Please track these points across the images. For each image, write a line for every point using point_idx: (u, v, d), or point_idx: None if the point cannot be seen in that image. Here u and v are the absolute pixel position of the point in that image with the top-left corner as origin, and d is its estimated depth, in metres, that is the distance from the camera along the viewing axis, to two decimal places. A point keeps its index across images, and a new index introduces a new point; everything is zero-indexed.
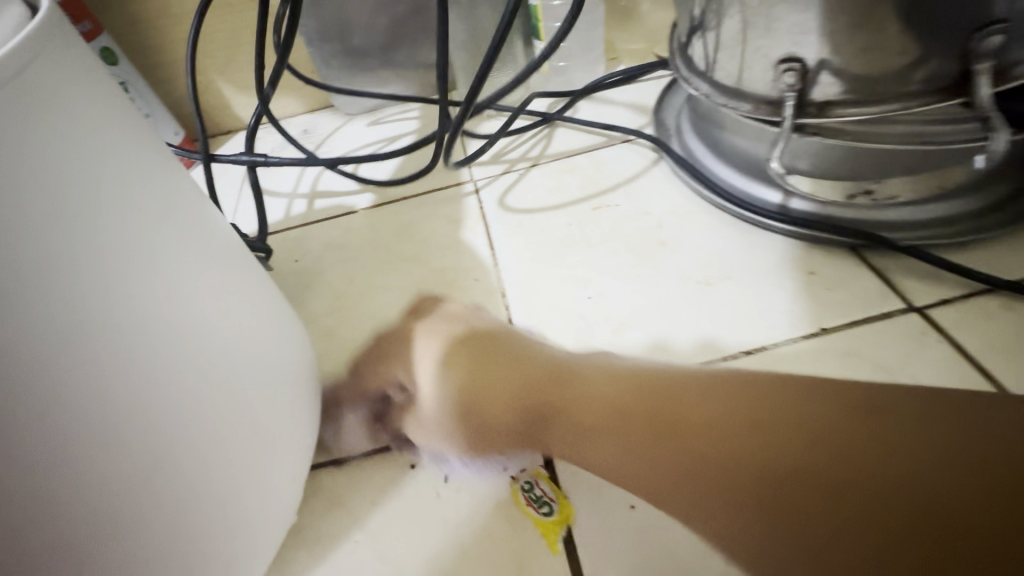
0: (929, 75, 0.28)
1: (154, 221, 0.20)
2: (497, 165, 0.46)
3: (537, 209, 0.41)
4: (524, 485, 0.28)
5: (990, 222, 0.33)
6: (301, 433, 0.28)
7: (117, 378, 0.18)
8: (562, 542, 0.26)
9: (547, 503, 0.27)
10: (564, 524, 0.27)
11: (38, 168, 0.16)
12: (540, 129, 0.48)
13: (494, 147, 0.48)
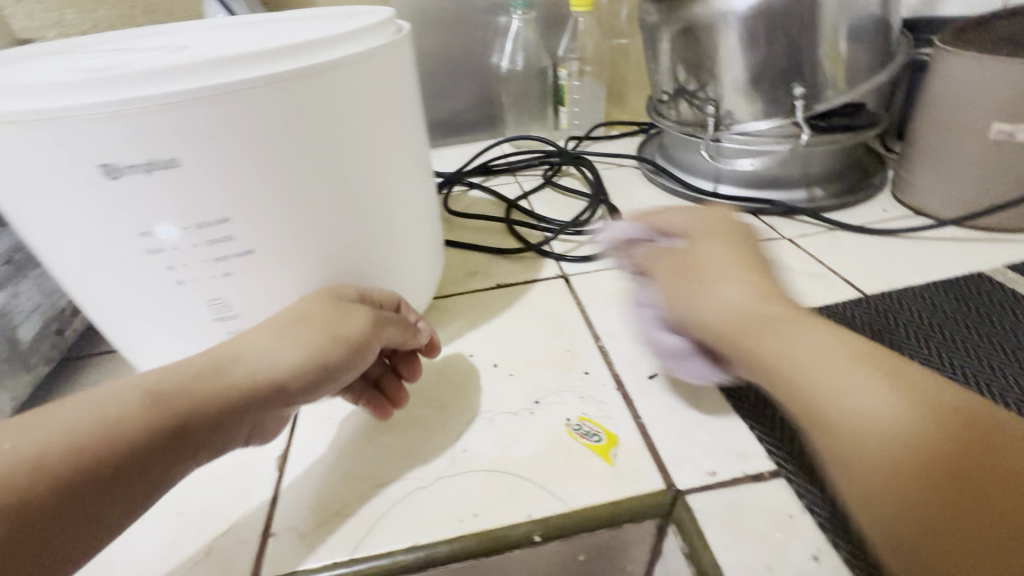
0: (778, 107, 0.54)
1: (363, 124, 0.31)
2: (544, 193, 0.67)
3: (563, 205, 0.64)
4: (574, 426, 0.35)
5: (826, 200, 0.58)
6: (432, 267, 0.44)
7: (313, 233, 0.31)
8: (614, 456, 0.32)
9: (595, 434, 0.34)
10: (611, 446, 0.33)
11: (290, 156, 0.28)
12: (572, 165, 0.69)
13: (543, 181, 0.68)
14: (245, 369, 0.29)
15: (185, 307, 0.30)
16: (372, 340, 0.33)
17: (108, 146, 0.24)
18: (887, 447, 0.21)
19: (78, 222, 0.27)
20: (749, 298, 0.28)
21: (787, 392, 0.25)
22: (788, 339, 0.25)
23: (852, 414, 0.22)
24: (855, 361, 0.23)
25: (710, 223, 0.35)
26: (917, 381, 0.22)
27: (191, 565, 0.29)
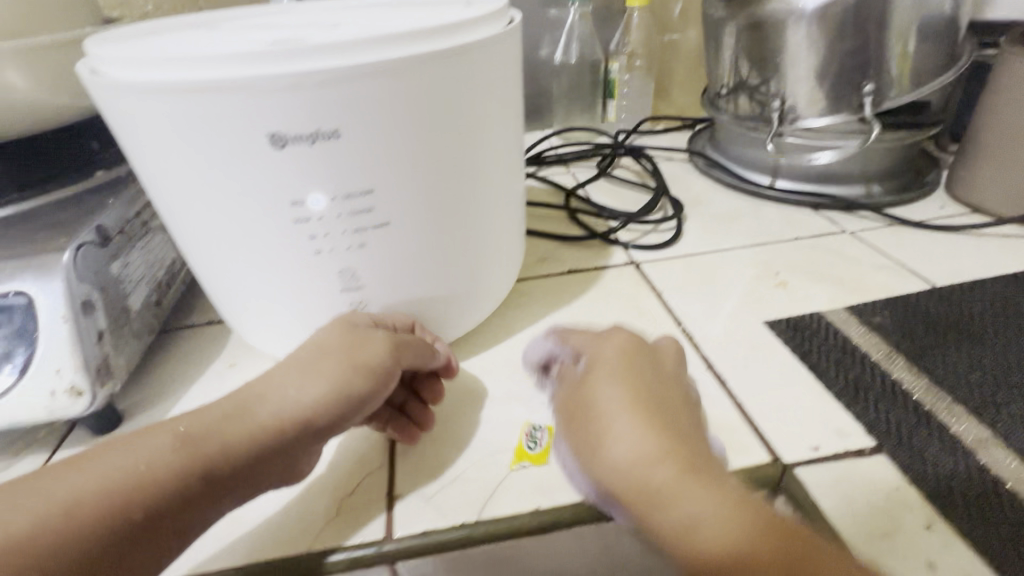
0: (846, 103, 0.55)
1: (493, 103, 0.32)
2: (600, 183, 0.68)
3: (621, 195, 0.65)
4: None
5: (885, 196, 0.59)
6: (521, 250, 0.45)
7: (441, 209, 0.32)
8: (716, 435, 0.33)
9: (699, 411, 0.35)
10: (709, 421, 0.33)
11: (435, 132, 0.29)
12: (626, 157, 0.71)
13: (598, 172, 0.70)
14: (274, 408, 0.31)
15: (315, 275, 0.31)
16: (392, 366, 0.33)
17: (279, 117, 0.25)
18: (728, 542, 0.24)
19: (232, 189, 0.28)
20: (642, 450, 0.27)
21: (636, 499, 0.26)
22: (680, 511, 0.25)
23: (725, 533, 0.24)
24: (694, 455, 0.27)
25: (615, 355, 0.32)
26: (718, 500, 0.25)
27: (323, 523, 0.30)
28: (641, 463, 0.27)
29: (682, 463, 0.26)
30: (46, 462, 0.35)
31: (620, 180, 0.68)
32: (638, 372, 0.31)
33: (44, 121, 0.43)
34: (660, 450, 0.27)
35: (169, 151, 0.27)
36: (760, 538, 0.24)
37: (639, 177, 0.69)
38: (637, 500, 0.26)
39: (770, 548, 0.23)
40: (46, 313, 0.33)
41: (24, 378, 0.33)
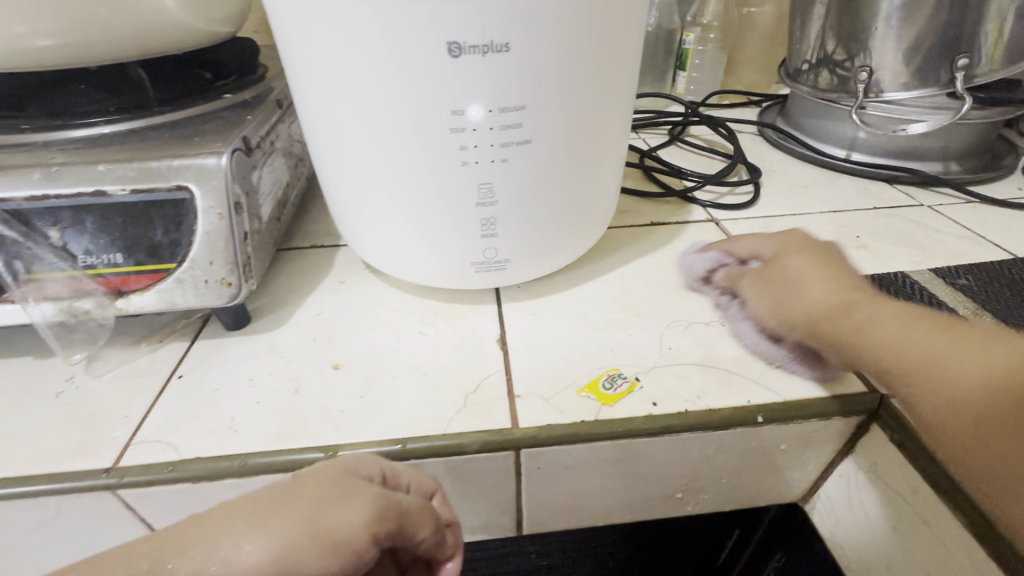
0: (935, 78, 0.55)
1: (632, 37, 0.34)
2: (671, 148, 0.70)
3: (693, 160, 0.67)
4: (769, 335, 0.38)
5: (963, 174, 0.60)
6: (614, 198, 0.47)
7: (574, 135, 0.34)
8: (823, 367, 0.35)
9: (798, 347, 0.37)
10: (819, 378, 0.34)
11: (586, 57, 0.31)
12: (698, 125, 0.72)
13: (669, 137, 0.71)
14: (187, 568, 0.23)
15: (454, 188, 0.34)
16: (368, 547, 0.25)
17: (461, 25, 0.28)
18: (923, 352, 0.28)
19: (397, 96, 0.30)
20: (829, 287, 0.33)
21: (827, 327, 0.32)
22: (861, 316, 0.31)
23: (899, 341, 0.29)
24: (851, 289, 0.33)
25: (785, 241, 0.39)
26: (930, 327, 0.29)
27: (452, 411, 0.33)
28: (778, 291, 0.36)
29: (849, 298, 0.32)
30: (189, 348, 0.39)
31: (691, 146, 0.69)
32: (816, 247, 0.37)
33: (189, 42, 0.48)
34: (847, 289, 0.33)
35: (344, 55, 0.30)
36: (945, 341, 0.28)
37: (710, 145, 0.70)
38: (820, 323, 0.32)
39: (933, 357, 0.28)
40: (205, 209, 0.36)
41: (184, 265, 0.36)
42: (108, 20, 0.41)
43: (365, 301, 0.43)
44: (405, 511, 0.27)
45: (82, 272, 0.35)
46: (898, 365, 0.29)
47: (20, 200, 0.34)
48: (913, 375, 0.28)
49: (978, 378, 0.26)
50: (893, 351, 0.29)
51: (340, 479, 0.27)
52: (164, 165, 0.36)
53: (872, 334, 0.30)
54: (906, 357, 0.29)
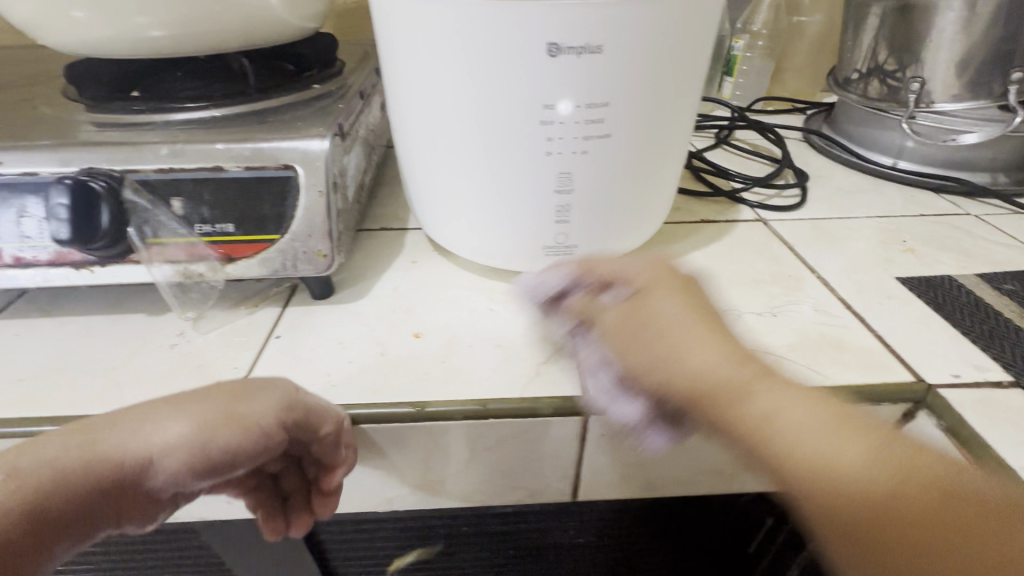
0: (989, 90, 0.57)
1: (704, 43, 0.37)
2: (717, 150, 0.72)
3: (740, 163, 0.69)
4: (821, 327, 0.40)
5: (1012, 186, 0.61)
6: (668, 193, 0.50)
7: (646, 130, 0.37)
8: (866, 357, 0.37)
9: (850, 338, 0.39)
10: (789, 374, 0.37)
11: (665, 59, 0.34)
12: (745, 129, 0.74)
13: (715, 139, 0.73)
14: (123, 437, 0.29)
15: (536, 175, 0.37)
16: (275, 428, 0.32)
17: (561, 28, 0.31)
18: (808, 424, 0.25)
19: (496, 86, 0.34)
20: (701, 349, 0.29)
21: (712, 412, 0.28)
22: (761, 403, 0.27)
23: (824, 417, 0.25)
24: (716, 336, 0.30)
25: (654, 273, 0.34)
26: (825, 414, 0.26)
27: (526, 378, 0.36)
28: (655, 351, 0.30)
29: (746, 375, 0.28)
30: (282, 313, 0.43)
31: (738, 149, 0.71)
32: (696, 301, 0.32)
33: (285, 36, 0.52)
34: (751, 368, 0.28)
35: (451, 47, 0.34)
36: (825, 417, 0.25)
37: (756, 149, 0.72)
38: (710, 410, 0.28)
39: (821, 450, 0.24)
40: (307, 187, 0.40)
41: (286, 236, 0.40)
42: (221, 14, 0.46)
43: (436, 279, 0.47)
44: (311, 410, 0.33)
45: (198, 239, 0.39)
46: (796, 438, 0.25)
47: (149, 172, 0.39)
48: (801, 470, 0.24)
49: (867, 457, 0.24)
50: (794, 420, 0.26)
51: (247, 384, 0.33)
52: (273, 146, 0.39)
53: (778, 414, 0.26)
54: (820, 439, 0.25)
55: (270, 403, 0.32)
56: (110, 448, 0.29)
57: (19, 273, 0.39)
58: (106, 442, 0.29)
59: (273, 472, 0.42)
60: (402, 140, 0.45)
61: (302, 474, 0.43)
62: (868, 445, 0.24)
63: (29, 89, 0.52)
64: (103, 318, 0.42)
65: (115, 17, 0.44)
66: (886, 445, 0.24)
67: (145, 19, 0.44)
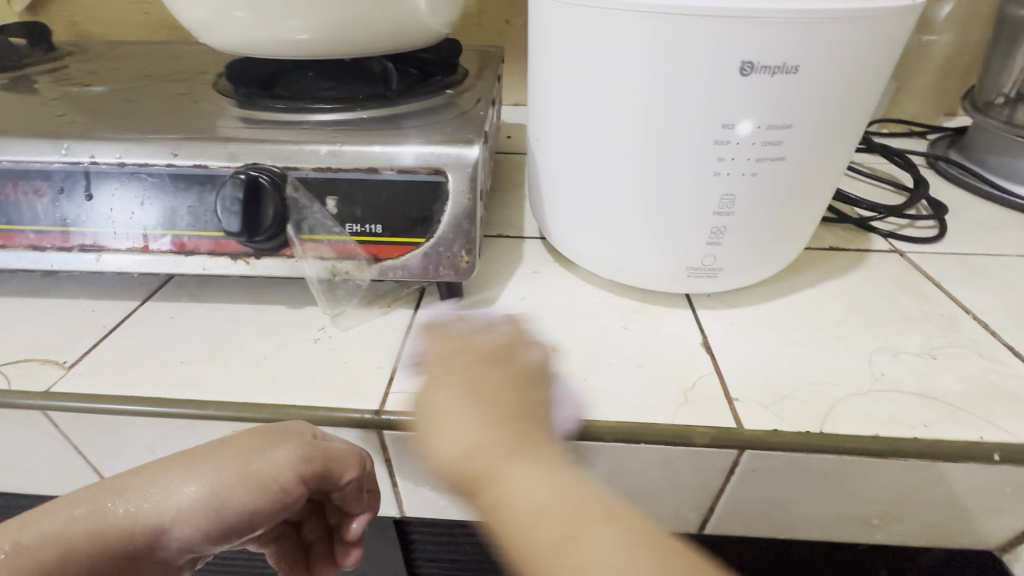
0: None
1: (891, 67, 0.36)
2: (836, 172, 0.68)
3: (863, 187, 0.65)
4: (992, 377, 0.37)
5: None
6: None
7: (821, 154, 0.36)
8: None
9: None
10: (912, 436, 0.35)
11: (858, 81, 0.33)
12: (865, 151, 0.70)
13: None
14: (138, 504, 0.33)
15: (697, 196, 0.36)
16: (292, 482, 0.34)
17: (760, 46, 0.30)
18: (542, 496, 0.28)
19: (672, 104, 0.33)
20: (475, 416, 0.31)
21: (461, 472, 0.30)
22: (503, 489, 0.29)
23: (540, 498, 0.28)
24: (500, 404, 0.32)
25: (496, 343, 0.36)
26: (568, 490, 0.28)
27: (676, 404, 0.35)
28: (431, 413, 0.33)
29: (502, 433, 0.30)
30: (415, 316, 0.43)
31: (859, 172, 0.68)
32: (508, 370, 0.34)
33: (419, 43, 0.53)
34: (490, 436, 0.30)
35: (628, 63, 0.33)
36: (552, 506, 0.27)
37: (878, 173, 0.68)
38: (466, 494, 0.31)
39: (543, 509, 0.27)
40: (457, 193, 0.40)
41: (433, 241, 0.40)
42: (369, 18, 0.47)
43: (562, 292, 0.46)
44: (330, 456, 0.34)
45: (349, 238, 0.40)
46: (523, 514, 0.28)
47: (308, 171, 0.40)
48: (535, 523, 0.27)
49: (638, 562, 0.25)
50: (522, 503, 0.28)
51: (265, 430, 0.34)
52: (427, 151, 0.40)
53: (501, 503, 0.28)
54: (533, 516, 0.27)
55: (280, 454, 0.33)
56: (121, 513, 0.32)
57: (181, 259, 0.41)
58: (114, 510, 0.32)
59: (297, 524, 0.48)
60: (539, 151, 0.45)
61: (324, 524, 0.48)
62: (607, 533, 0.26)
63: (181, 85, 0.56)
64: (248, 307, 0.44)
65: (273, 20, 0.45)
66: (609, 508, 0.27)
67: (301, 23, 0.46)
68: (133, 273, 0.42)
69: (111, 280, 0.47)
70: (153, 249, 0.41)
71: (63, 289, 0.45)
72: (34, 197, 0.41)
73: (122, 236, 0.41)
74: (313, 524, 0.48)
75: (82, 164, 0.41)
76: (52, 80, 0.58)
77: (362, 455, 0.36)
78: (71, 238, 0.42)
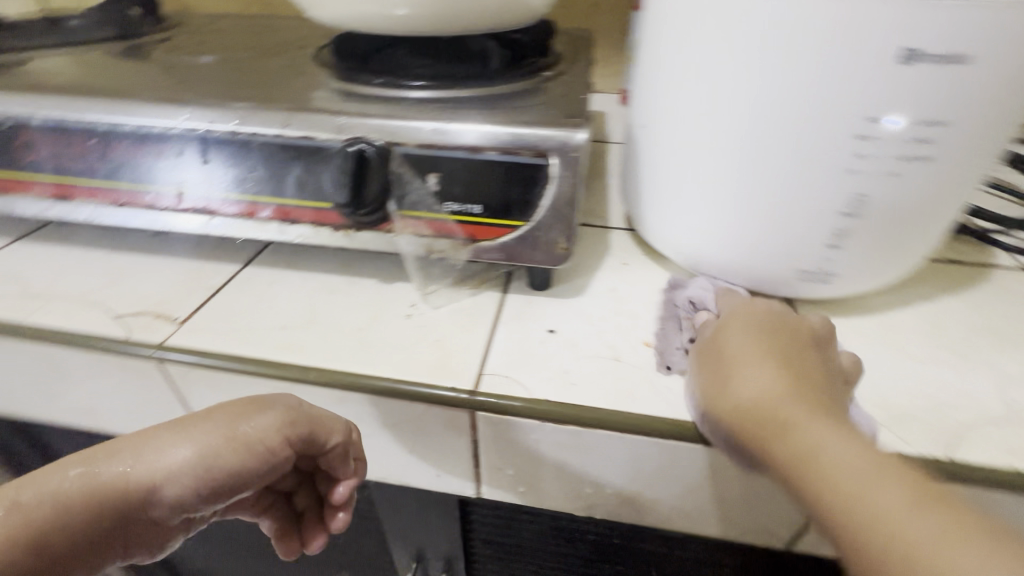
0: None
1: None
2: None
3: (983, 196, 0.59)
4: None
5: None
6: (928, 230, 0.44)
7: (972, 158, 0.33)
8: None
9: None
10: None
11: None
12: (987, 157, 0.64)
13: None
14: (128, 466, 0.33)
15: (823, 192, 0.34)
16: (279, 446, 0.34)
17: (929, 33, 0.27)
18: (799, 402, 0.28)
19: (809, 91, 0.31)
20: (778, 380, 0.29)
21: (734, 415, 0.29)
22: (796, 430, 0.27)
23: (818, 405, 0.28)
24: (745, 326, 0.33)
25: (735, 306, 0.36)
26: (855, 436, 0.26)
27: None
28: (716, 355, 0.33)
29: (755, 358, 0.31)
30: (503, 300, 0.43)
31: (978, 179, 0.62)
32: (796, 333, 0.32)
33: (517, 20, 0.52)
34: (766, 369, 0.30)
35: (768, 47, 0.31)
36: (862, 446, 0.26)
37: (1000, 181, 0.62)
38: (755, 438, 0.28)
39: (848, 431, 0.26)
40: (559, 177, 0.39)
41: (530, 224, 0.40)
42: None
43: (652, 286, 0.44)
44: (313, 419, 0.35)
45: (447, 217, 0.40)
46: (822, 434, 0.26)
47: (411, 146, 0.39)
48: (790, 434, 0.27)
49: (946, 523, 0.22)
50: (819, 430, 0.26)
51: (253, 397, 0.35)
52: (531, 133, 0.39)
53: (791, 423, 0.27)
54: (825, 424, 0.27)
55: (265, 418, 0.34)
56: (111, 474, 0.32)
57: (286, 227, 0.43)
58: (102, 474, 0.32)
59: (289, 493, 0.49)
60: (643, 139, 0.43)
61: (313, 493, 0.48)
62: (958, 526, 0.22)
63: (282, 58, 0.57)
64: (340, 277, 0.45)
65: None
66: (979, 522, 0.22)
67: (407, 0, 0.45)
68: (242, 236, 0.44)
69: (212, 243, 0.49)
70: (260, 215, 0.43)
71: (170, 250, 0.48)
72: (153, 158, 0.43)
73: (232, 202, 0.43)
74: (306, 494, 0.49)
75: (198, 130, 0.42)
76: (164, 50, 0.60)
77: (347, 425, 0.37)
78: (184, 200, 0.44)
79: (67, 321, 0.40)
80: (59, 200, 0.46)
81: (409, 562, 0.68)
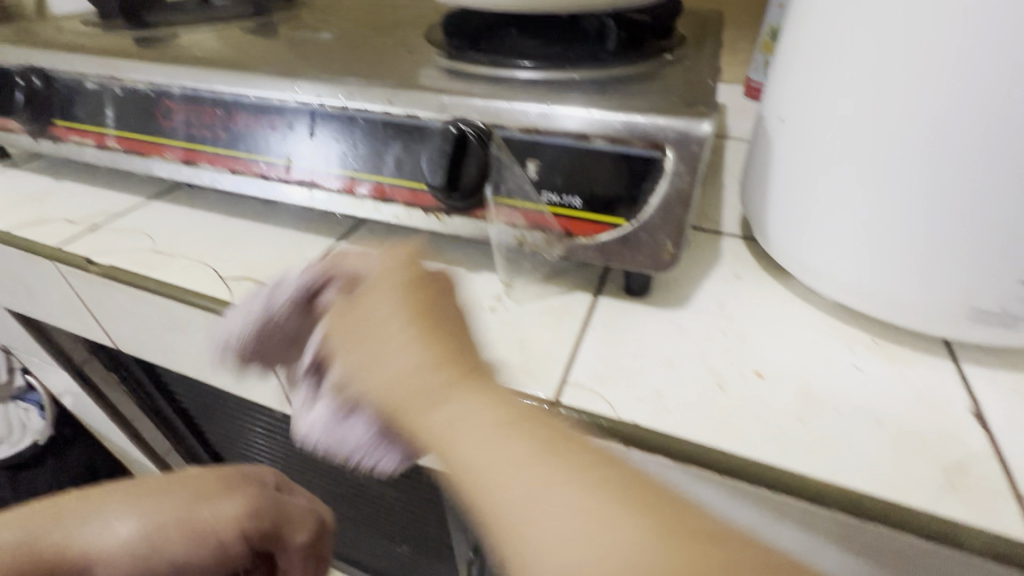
0: None
1: None
2: None
3: None
4: None
5: None
6: None
7: None
8: None
9: None
10: None
11: None
12: None
13: None
14: (71, 529, 0.37)
15: (990, 212, 0.28)
16: (235, 538, 0.42)
17: None
18: (481, 401, 0.25)
19: (1008, 86, 0.26)
20: (406, 325, 0.28)
21: (397, 387, 0.27)
22: (434, 416, 0.26)
23: (538, 420, 0.24)
24: (409, 293, 0.30)
25: (383, 265, 0.31)
26: (489, 404, 0.25)
27: (936, 488, 0.27)
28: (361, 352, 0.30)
29: (417, 306, 0.29)
30: (595, 303, 0.39)
31: None
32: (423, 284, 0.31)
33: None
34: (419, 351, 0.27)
35: (967, 33, 0.26)
36: (485, 399, 0.25)
37: None
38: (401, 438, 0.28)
39: (507, 407, 0.25)
40: (675, 173, 0.34)
41: (633, 225, 0.36)
42: None
43: (770, 306, 0.39)
44: (278, 517, 0.45)
45: (545, 209, 0.37)
46: (502, 423, 0.24)
47: (514, 130, 0.37)
48: (419, 393, 0.26)
49: (630, 521, 0.20)
50: (479, 416, 0.25)
51: (224, 472, 0.45)
52: (649, 121, 0.35)
53: (462, 417, 0.25)
54: (467, 456, 0.24)
55: (227, 510, 0.42)
56: (55, 537, 0.36)
57: (379, 206, 0.42)
58: (50, 532, 0.36)
59: None
60: (775, 130, 0.37)
61: None
62: (533, 451, 0.23)
63: (393, 35, 0.57)
64: (429, 262, 0.44)
65: None
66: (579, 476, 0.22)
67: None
68: (337, 211, 0.45)
69: (313, 216, 0.50)
70: (357, 192, 0.43)
71: (278, 219, 0.50)
72: (269, 130, 0.45)
73: (335, 176, 0.43)
74: None
75: (310, 104, 0.43)
76: (290, 26, 0.63)
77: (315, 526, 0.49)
78: (292, 171, 0.45)
79: (180, 280, 0.43)
80: (187, 164, 0.49)
81: (468, 550, 0.68)
